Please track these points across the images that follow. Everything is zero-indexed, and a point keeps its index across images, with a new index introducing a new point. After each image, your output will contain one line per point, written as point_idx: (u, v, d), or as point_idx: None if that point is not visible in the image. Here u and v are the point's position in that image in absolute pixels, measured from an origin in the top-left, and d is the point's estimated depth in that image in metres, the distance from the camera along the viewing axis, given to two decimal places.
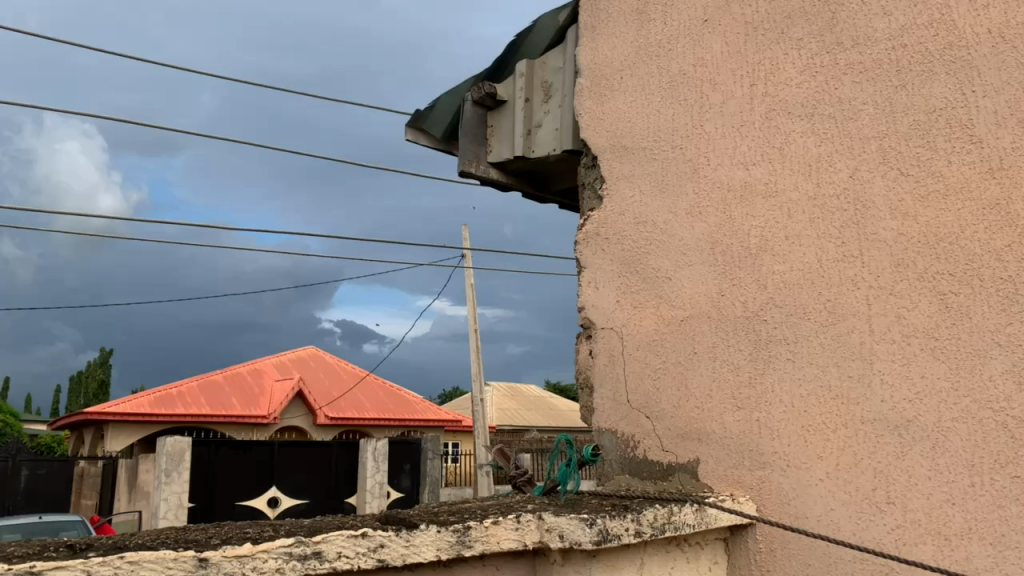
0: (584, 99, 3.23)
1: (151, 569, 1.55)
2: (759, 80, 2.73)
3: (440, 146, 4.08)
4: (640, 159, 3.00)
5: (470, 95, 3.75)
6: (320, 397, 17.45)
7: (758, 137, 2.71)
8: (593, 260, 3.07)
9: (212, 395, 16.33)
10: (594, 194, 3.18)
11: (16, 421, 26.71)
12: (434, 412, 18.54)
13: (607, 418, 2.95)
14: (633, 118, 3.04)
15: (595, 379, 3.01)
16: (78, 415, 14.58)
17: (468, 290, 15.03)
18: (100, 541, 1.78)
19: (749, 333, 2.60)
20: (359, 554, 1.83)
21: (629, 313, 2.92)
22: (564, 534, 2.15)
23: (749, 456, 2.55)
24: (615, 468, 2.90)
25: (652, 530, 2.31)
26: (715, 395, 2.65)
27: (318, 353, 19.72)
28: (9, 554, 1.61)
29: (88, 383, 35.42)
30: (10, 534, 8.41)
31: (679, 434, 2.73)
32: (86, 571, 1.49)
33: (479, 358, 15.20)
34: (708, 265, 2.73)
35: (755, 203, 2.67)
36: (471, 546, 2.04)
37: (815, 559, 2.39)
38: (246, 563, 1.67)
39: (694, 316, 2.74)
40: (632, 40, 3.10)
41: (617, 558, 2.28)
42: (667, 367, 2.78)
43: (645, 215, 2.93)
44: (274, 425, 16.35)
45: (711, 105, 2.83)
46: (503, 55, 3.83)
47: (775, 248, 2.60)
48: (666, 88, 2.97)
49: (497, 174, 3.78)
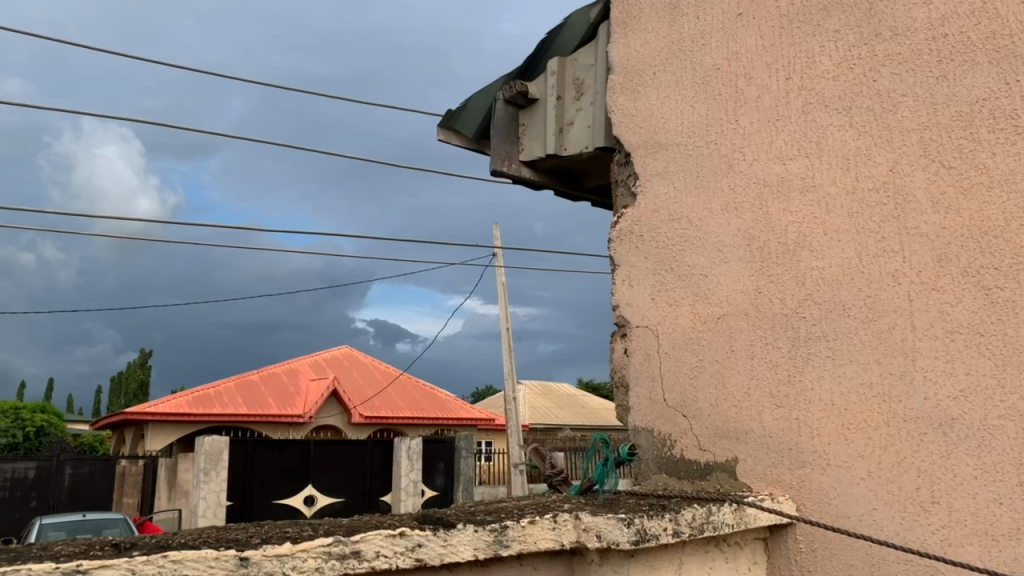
0: (616, 95, 3.20)
1: (194, 568, 1.57)
2: (795, 74, 2.69)
3: (472, 145, 4.09)
4: (675, 156, 2.97)
5: (502, 94, 3.73)
6: (354, 397, 17.59)
7: (795, 130, 2.67)
8: (627, 257, 3.04)
9: (249, 395, 16.54)
10: (627, 191, 3.15)
11: (59, 421, 27.32)
12: (467, 411, 18.60)
13: (642, 417, 2.93)
14: (666, 114, 3.02)
15: (630, 377, 2.98)
16: (119, 415, 14.86)
17: (500, 288, 15.06)
18: (144, 540, 1.80)
19: (787, 330, 2.57)
20: (397, 554, 1.84)
21: (664, 311, 2.89)
22: (601, 534, 2.13)
23: (789, 455, 2.51)
24: (652, 468, 2.88)
25: (690, 530, 2.29)
26: (753, 394, 2.62)
27: (352, 353, 19.89)
28: (56, 553, 1.64)
29: (128, 384, 36.12)
30: (55, 532, 8.65)
31: (716, 432, 2.70)
32: (131, 569, 1.51)
33: (511, 357, 15.20)
34: (745, 262, 2.70)
35: (792, 198, 2.63)
36: (509, 545, 2.03)
37: (857, 559, 2.35)
38: (286, 562, 1.68)
39: (731, 313, 2.70)
40: (665, 36, 3.07)
41: (655, 558, 2.26)
42: (704, 365, 2.75)
43: (680, 212, 2.91)
44: (309, 425, 16.51)
45: (746, 99, 2.80)
46: (534, 53, 3.82)
47: (813, 244, 2.56)
48: (699, 83, 2.94)
49: (529, 173, 3.77)
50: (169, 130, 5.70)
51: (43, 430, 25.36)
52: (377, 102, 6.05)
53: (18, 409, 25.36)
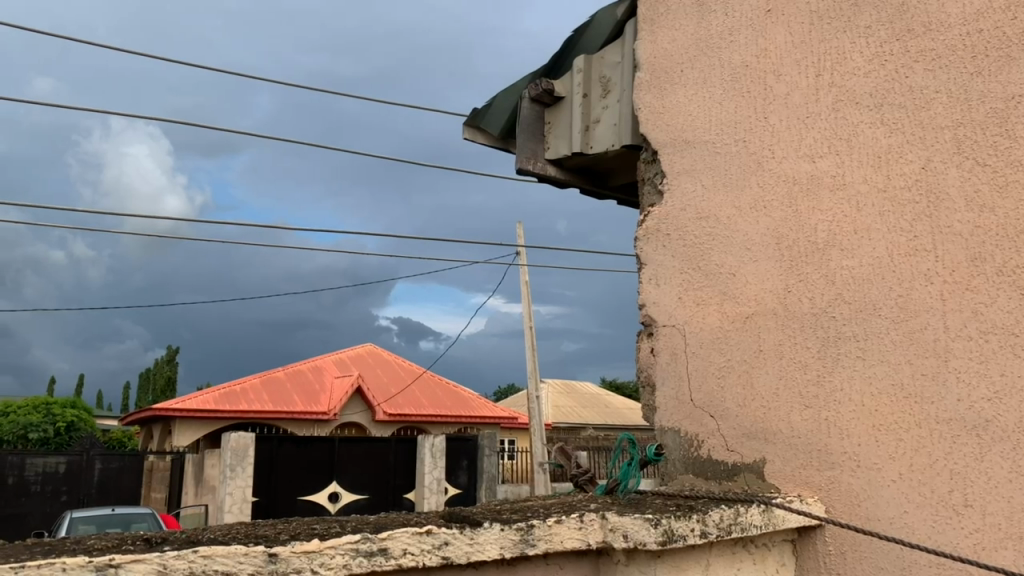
0: (643, 93, 3.18)
1: (223, 563, 1.58)
2: (825, 70, 2.66)
3: (497, 143, 4.09)
4: (702, 153, 2.95)
5: (527, 92, 3.73)
6: (378, 394, 17.68)
7: (825, 128, 2.63)
8: (654, 256, 3.02)
9: (274, 392, 16.68)
10: (654, 189, 3.14)
11: (89, 417, 27.74)
12: (490, 409, 18.63)
13: (669, 416, 2.91)
14: (694, 111, 3.00)
15: (656, 377, 2.97)
16: (147, 411, 15.05)
17: (523, 286, 15.06)
18: (174, 536, 1.82)
19: (816, 330, 2.54)
20: (424, 551, 1.84)
21: (691, 310, 2.87)
22: (628, 534, 2.12)
23: (819, 456, 2.48)
24: (679, 468, 2.86)
25: (718, 531, 2.27)
26: (782, 394, 2.59)
27: (376, 350, 20.01)
28: (90, 547, 1.66)
29: (156, 381, 36.64)
30: (84, 526, 8.77)
31: (744, 433, 2.68)
32: (162, 565, 1.52)
33: (534, 355, 15.19)
34: (774, 261, 2.67)
35: (822, 196, 2.60)
36: (535, 545, 2.03)
37: (887, 562, 2.32)
38: (314, 559, 1.69)
39: (760, 313, 2.68)
40: (693, 33, 3.05)
41: (682, 559, 2.25)
42: (732, 365, 2.73)
43: (707, 210, 2.89)
44: (334, 421, 16.63)
45: (775, 96, 2.77)
46: (559, 51, 3.81)
47: (844, 243, 2.52)
48: (727, 80, 2.91)
49: (555, 172, 3.76)
50: (197, 130, 5.78)
51: (73, 426, 25.78)
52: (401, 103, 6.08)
53: (48, 405, 25.72)
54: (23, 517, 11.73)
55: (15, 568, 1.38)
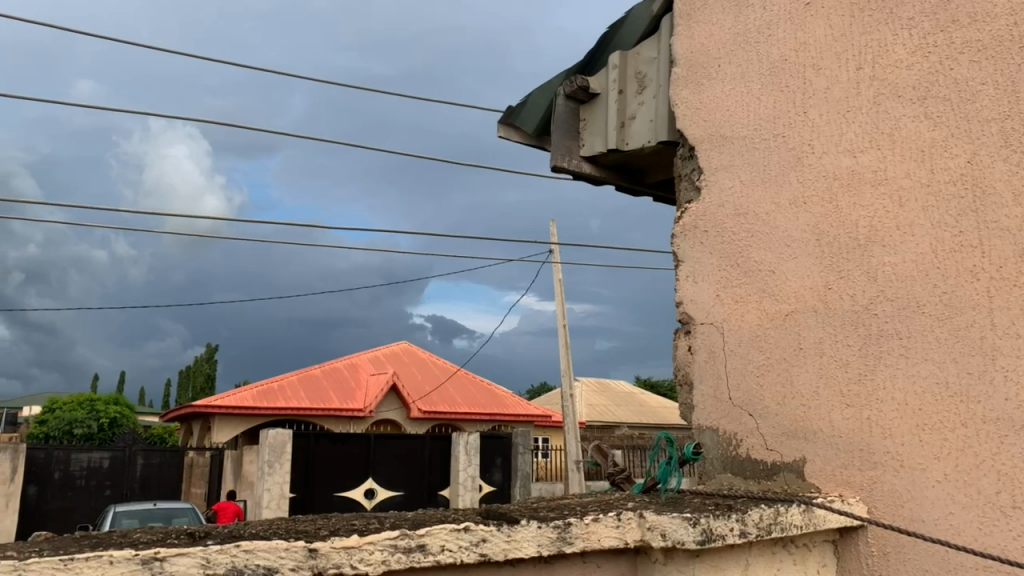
0: (679, 89, 3.16)
1: (264, 558, 1.60)
2: (866, 63, 2.61)
3: (532, 141, 4.09)
4: (740, 149, 2.92)
5: (563, 89, 3.72)
6: (413, 392, 17.77)
7: (866, 122, 2.59)
8: (691, 253, 3.00)
9: (311, 389, 16.86)
10: (691, 185, 3.12)
11: (132, 412, 28.32)
12: (524, 407, 18.65)
13: (707, 415, 2.89)
14: (731, 106, 2.96)
15: (694, 375, 2.96)
16: (187, 408, 15.33)
17: (557, 284, 15.05)
18: (217, 530, 1.85)
19: (858, 328, 2.50)
20: (462, 548, 1.85)
21: (730, 307, 2.85)
22: (666, 533, 2.10)
23: (860, 456, 2.45)
24: (717, 467, 2.84)
25: (757, 531, 2.25)
26: (823, 393, 2.55)
27: (411, 348, 20.13)
28: (136, 540, 1.70)
29: (196, 377, 37.26)
30: (127, 520, 8.95)
31: (784, 432, 2.64)
32: (205, 559, 1.55)
33: (568, 353, 15.16)
34: (815, 258, 2.63)
35: (864, 192, 2.55)
36: (573, 542, 2.02)
37: (932, 564, 2.27)
38: (353, 554, 1.70)
39: (800, 310, 2.64)
40: (730, 27, 3.01)
41: (720, 558, 2.22)
42: (771, 363, 2.69)
43: (746, 206, 2.85)
44: (369, 418, 16.76)
45: (815, 90, 2.73)
46: (595, 48, 3.80)
47: (886, 239, 2.48)
48: (766, 75, 2.87)
49: (590, 169, 3.75)
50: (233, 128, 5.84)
51: (117, 421, 26.35)
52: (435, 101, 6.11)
53: (92, 401, 26.29)
54: (68, 510, 11.90)
55: (66, 562, 1.41)
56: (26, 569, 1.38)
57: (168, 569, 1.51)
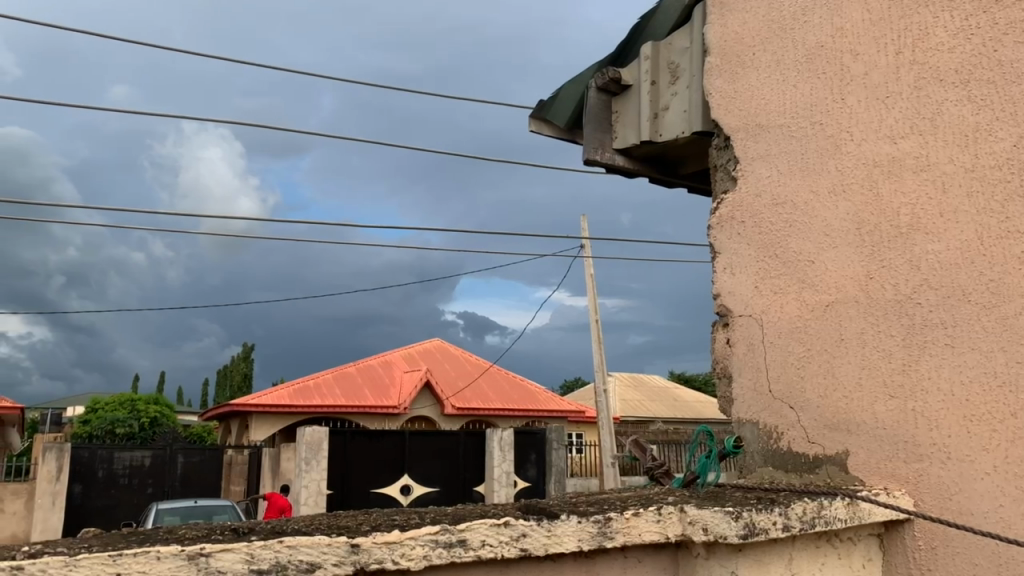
0: (713, 78, 3.12)
1: (307, 553, 1.61)
2: (906, 48, 2.55)
3: (564, 135, 4.08)
4: (777, 138, 2.87)
5: (594, 82, 3.70)
6: (447, 388, 17.84)
7: (906, 108, 2.53)
8: (728, 244, 2.96)
9: (346, 387, 17.02)
10: (727, 175, 3.08)
11: (172, 411, 28.88)
12: (557, 403, 18.64)
13: (746, 409, 2.86)
14: (767, 95, 2.92)
15: (733, 367, 2.93)
16: (226, 407, 15.55)
17: (589, 279, 15.02)
18: (261, 527, 1.86)
19: (900, 317, 2.44)
20: (502, 543, 1.85)
21: (770, 299, 2.80)
22: (708, 527, 2.08)
23: (905, 448, 2.40)
24: (758, 461, 2.80)
25: (801, 525, 2.22)
26: (865, 384, 2.50)
27: (444, 345, 20.23)
28: (181, 536, 1.72)
29: (233, 377, 37.83)
30: (169, 517, 9.10)
31: (826, 425, 2.60)
32: (249, 555, 1.56)
33: (601, 348, 15.11)
34: (855, 247, 2.58)
35: (905, 178, 2.50)
36: (613, 537, 2.01)
37: (982, 559, 2.22)
38: (394, 550, 1.71)
39: (840, 301, 2.59)
40: (764, 15, 2.97)
41: (764, 554, 2.19)
42: (812, 354, 2.65)
43: (784, 196, 2.81)
44: (404, 415, 16.86)
45: (852, 77, 2.67)
46: (626, 40, 3.77)
47: (929, 226, 2.43)
48: (802, 62, 2.83)
49: (623, 162, 3.73)
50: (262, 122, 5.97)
51: (157, 421, 26.86)
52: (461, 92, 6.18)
53: (133, 401, 26.79)
54: (112, 508, 12.12)
55: (115, 558, 1.44)
56: (76, 565, 1.41)
57: (213, 565, 1.52)
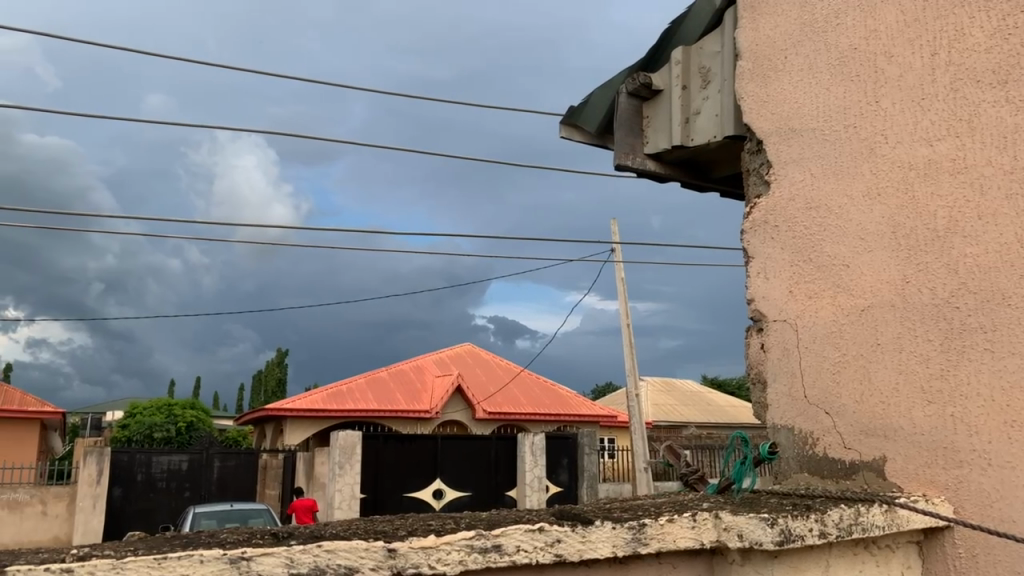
0: (745, 82, 3.11)
1: (345, 558, 1.64)
2: (942, 48, 2.53)
3: (594, 140, 4.09)
4: (810, 141, 2.86)
5: (625, 87, 3.70)
6: (478, 393, 17.88)
7: (942, 109, 2.51)
8: (762, 249, 2.95)
9: (378, 391, 17.14)
10: (759, 179, 3.07)
11: (208, 416, 29.27)
12: (589, 407, 18.60)
13: (781, 414, 2.84)
14: (800, 98, 2.90)
15: (768, 372, 2.91)
16: (261, 411, 15.75)
17: (620, 283, 14.98)
18: (299, 531, 1.89)
19: (939, 322, 2.42)
20: (537, 548, 1.85)
21: (804, 304, 2.78)
22: (743, 534, 2.08)
23: (944, 454, 2.37)
24: (793, 467, 2.78)
25: (837, 531, 2.20)
26: (902, 389, 2.48)
27: (474, 350, 20.29)
28: (223, 540, 1.75)
29: (268, 381, 38.24)
30: (207, 521, 9.23)
31: (862, 430, 2.57)
32: (289, 559, 1.59)
33: (633, 352, 15.05)
34: (891, 251, 2.56)
35: (941, 181, 2.47)
36: (648, 543, 2.01)
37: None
38: (431, 554, 1.73)
39: (876, 304, 2.57)
40: (797, 17, 2.95)
41: (800, 559, 2.18)
42: (848, 360, 2.63)
43: (818, 199, 2.79)
44: (436, 420, 16.93)
45: (887, 79, 2.65)
46: (656, 45, 3.77)
47: (967, 229, 2.40)
48: (835, 65, 2.80)
49: (654, 166, 3.73)
50: (292, 125, 6.06)
51: (193, 426, 27.19)
52: (488, 94, 6.25)
53: (170, 405, 27.14)
54: (151, 511, 12.30)
55: (159, 561, 1.47)
56: (123, 567, 1.45)
57: (254, 568, 1.55)
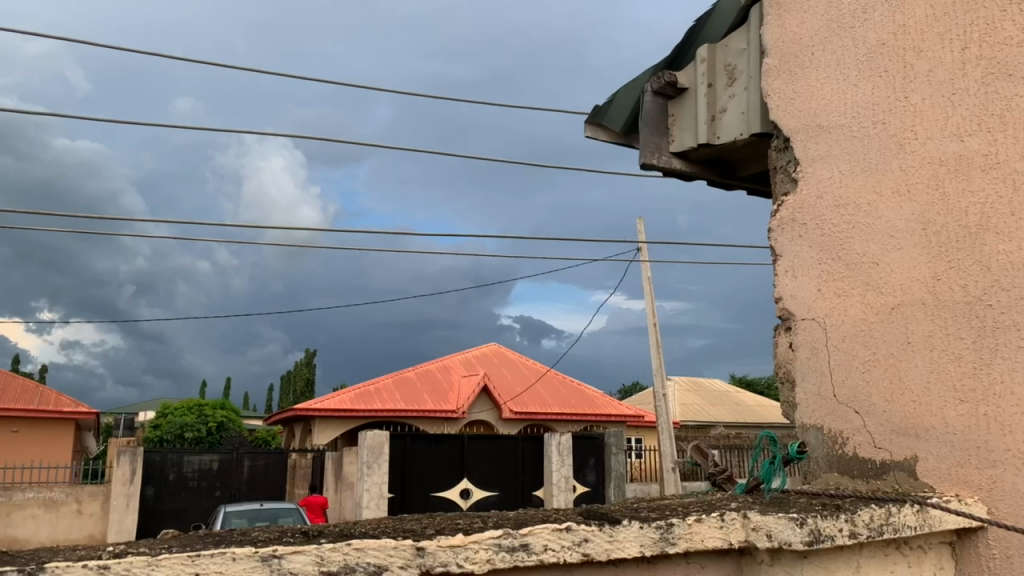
0: (772, 79, 3.09)
1: (375, 555, 1.65)
2: (973, 42, 2.50)
3: (620, 139, 4.09)
4: (838, 138, 2.83)
5: (650, 86, 3.69)
6: (504, 393, 17.91)
7: (973, 104, 2.47)
8: (790, 247, 2.93)
9: (405, 391, 17.23)
10: (788, 177, 3.04)
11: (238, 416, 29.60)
12: (615, 407, 18.55)
13: (811, 413, 2.81)
14: (828, 95, 2.87)
15: (796, 372, 2.89)
16: (290, 411, 15.91)
17: (646, 283, 14.92)
18: (329, 530, 1.92)
19: (971, 320, 2.39)
20: (565, 548, 1.86)
21: (832, 302, 2.76)
22: (772, 534, 2.07)
23: (977, 453, 2.34)
24: (823, 466, 2.76)
25: (868, 531, 2.17)
26: (934, 387, 2.44)
27: (501, 350, 20.33)
28: (255, 538, 1.78)
29: (297, 382, 38.59)
30: (237, 519, 9.32)
31: (893, 430, 2.54)
32: (319, 557, 1.60)
33: (660, 352, 14.97)
34: (921, 248, 2.52)
35: (973, 177, 2.44)
36: (676, 543, 2.00)
37: None
38: (458, 553, 1.74)
39: (907, 303, 2.54)
40: (823, 13, 2.92)
41: (831, 560, 2.16)
42: (878, 358, 2.60)
43: (847, 197, 2.76)
44: (463, 420, 16.98)
45: (916, 74, 2.62)
46: (681, 43, 3.76)
47: (1000, 226, 2.37)
48: (863, 61, 2.77)
49: (681, 165, 3.71)
50: (317, 124, 6.14)
51: (224, 425, 27.54)
52: (512, 92, 6.31)
53: (201, 406, 27.49)
54: (183, 510, 12.45)
55: (194, 558, 1.50)
56: (158, 564, 1.47)
57: (285, 566, 1.57)
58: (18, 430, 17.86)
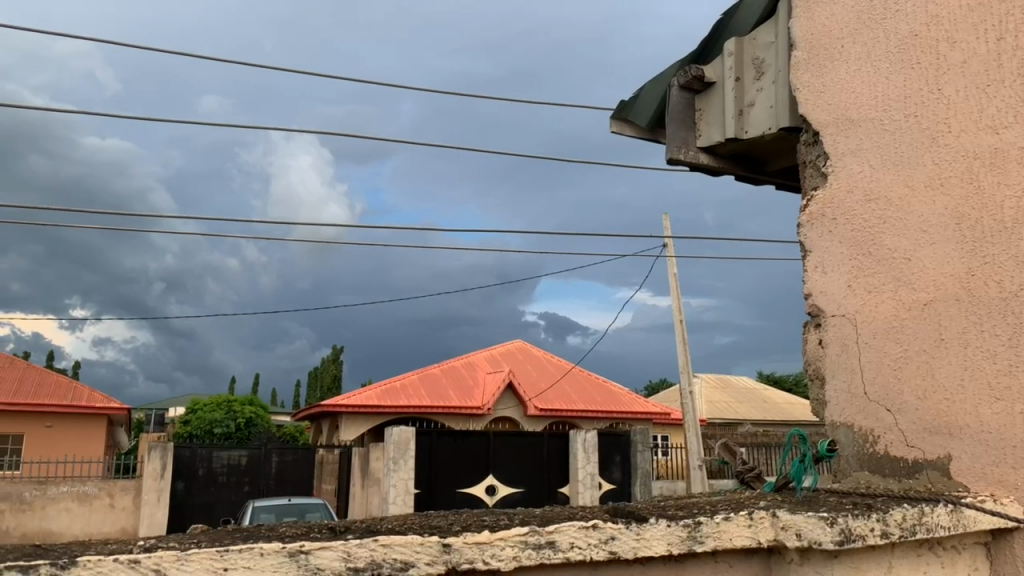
0: (800, 73, 3.04)
1: (402, 551, 1.66)
2: (1007, 33, 2.46)
3: (646, 134, 4.06)
4: (869, 132, 2.78)
5: (677, 80, 3.67)
6: (530, 390, 17.91)
7: (1009, 95, 2.43)
8: (819, 243, 2.89)
9: (431, 388, 17.31)
10: (817, 172, 3.00)
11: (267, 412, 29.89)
12: (641, 405, 18.49)
13: (841, 411, 2.78)
14: (858, 88, 2.83)
15: (826, 370, 2.85)
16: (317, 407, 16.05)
17: (672, 280, 14.83)
18: (355, 525, 1.93)
19: (1006, 316, 2.34)
20: (591, 546, 1.85)
21: (864, 298, 2.71)
22: (801, 533, 2.05)
23: (1012, 453, 2.29)
24: (853, 465, 2.73)
25: (900, 532, 2.14)
26: (968, 385, 2.40)
27: (526, 347, 20.35)
28: (283, 534, 1.78)
29: (324, 378, 38.88)
30: (264, 514, 9.41)
31: (926, 428, 2.50)
32: (346, 553, 1.60)
33: (686, 348, 14.88)
34: (954, 243, 2.48)
35: (1009, 170, 2.39)
36: (703, 542, 1.98)
37: None
38: (485, 550, 1.74)
39: (939, 299, 2.49)
40: (853, 6, 2.87)
41: (862, 560, 2.13)
42: (911, 355, 2.55)
43: (877, 191, 2.72)
44: (488, 416, 17.00)
45: (949, 66, 2.57)
46: (708, 36, 3.72)
47: None
48: (894, 52, 2.72)
49: (707, 159, 3.68)
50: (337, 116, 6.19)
51: (253, 422, 27.81)
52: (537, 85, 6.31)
53: (230, 402, 27.78)
54: (212, 505, 12.60)
55: (223, 555, 1.51)
56: (187, 561, 1.49)
57: (312, 563, 1.57)
58: (51, 425, 18.21)
